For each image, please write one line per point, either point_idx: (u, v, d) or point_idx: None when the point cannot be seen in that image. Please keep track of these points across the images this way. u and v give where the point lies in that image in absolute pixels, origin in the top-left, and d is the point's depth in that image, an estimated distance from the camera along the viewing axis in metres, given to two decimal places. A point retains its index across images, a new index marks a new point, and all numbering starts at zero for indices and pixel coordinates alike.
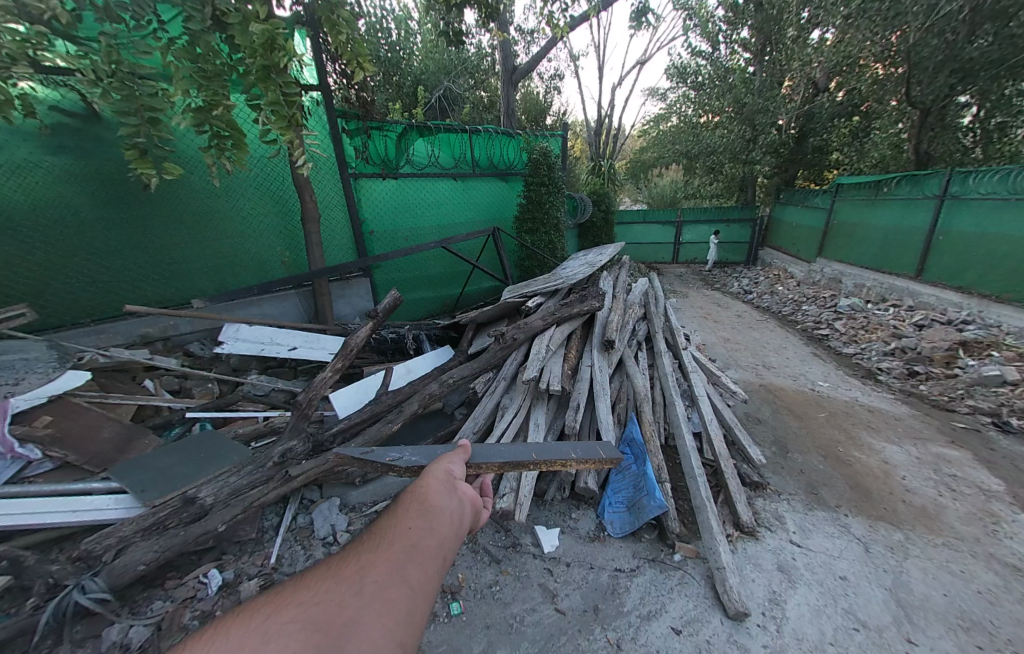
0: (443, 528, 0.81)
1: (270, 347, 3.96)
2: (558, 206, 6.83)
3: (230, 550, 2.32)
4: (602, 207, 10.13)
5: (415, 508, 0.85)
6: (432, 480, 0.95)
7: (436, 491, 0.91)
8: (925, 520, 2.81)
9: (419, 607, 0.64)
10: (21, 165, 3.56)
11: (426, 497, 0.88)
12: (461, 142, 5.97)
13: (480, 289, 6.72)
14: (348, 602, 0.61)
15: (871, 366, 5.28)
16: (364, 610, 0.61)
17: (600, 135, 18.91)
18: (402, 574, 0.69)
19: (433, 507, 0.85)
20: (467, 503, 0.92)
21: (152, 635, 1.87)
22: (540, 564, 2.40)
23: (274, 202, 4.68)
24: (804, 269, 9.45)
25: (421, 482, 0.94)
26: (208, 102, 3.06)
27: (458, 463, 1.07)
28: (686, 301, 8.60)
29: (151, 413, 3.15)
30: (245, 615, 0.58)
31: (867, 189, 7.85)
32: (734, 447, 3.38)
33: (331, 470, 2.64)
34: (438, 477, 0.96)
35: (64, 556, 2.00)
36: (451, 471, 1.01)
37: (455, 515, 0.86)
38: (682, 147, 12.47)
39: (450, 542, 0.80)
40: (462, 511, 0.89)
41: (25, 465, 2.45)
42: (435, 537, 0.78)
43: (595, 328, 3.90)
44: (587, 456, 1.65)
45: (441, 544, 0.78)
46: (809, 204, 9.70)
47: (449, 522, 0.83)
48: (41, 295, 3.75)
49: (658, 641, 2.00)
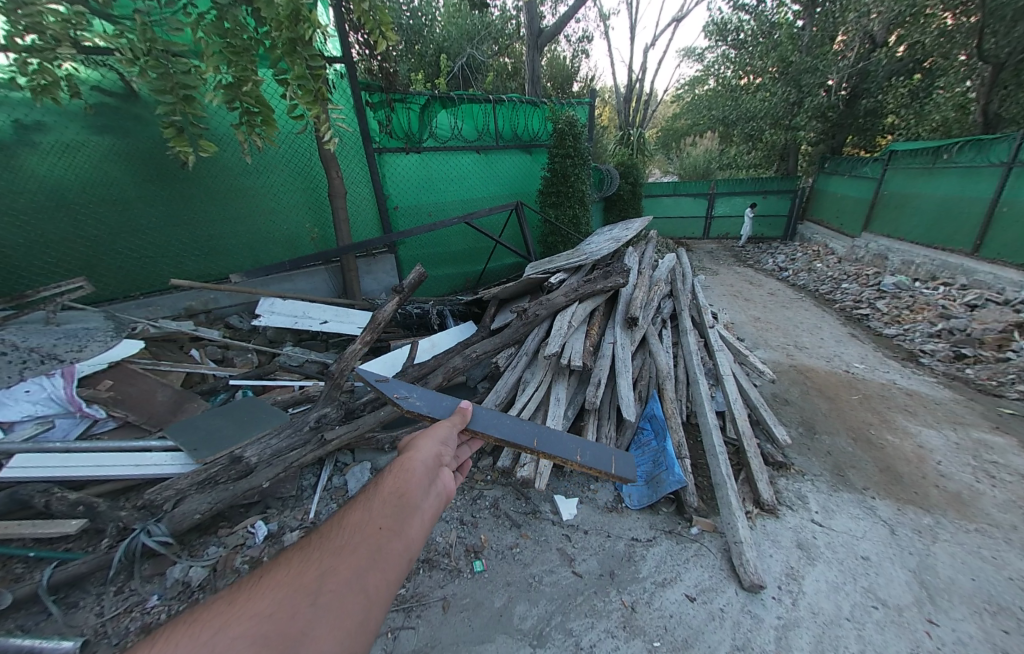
0: (418, 528, 0.88)
1: (303, 321, 4.15)
2: (584, 178, 6.61)
3: (274, 505, 2.53)
4: (630, 179, 9.72)
5: (393, 499, 0.92)
6: (417, 466, 1.03)
7: (419, 482, 0.99)
8: (958, 505, 2.73)
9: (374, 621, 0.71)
10: (70, 145, 3.76)
11: (407, 489, 0.95)
12: (485, 113, 5.83)
13: (503, 266, 6.69)
14: (299, 615, 0.67)
15: (913, 348, 5.02)
16: (318, 618, 0.68)
17: (630, 101, 17.95)
18: (363, 583, 0.75)
19: (413, 504, 0.92)
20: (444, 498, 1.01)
21: (209, 575, 2.09)
22: (559, 530, 2.50)
23: (302, 177, 4.76)
24: (847, 244, 8.89)
25: (404, 469, 1.01)
26: (238, 78, 3.10)
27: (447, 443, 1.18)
28: (716, 278, 8.31)
29: (198, 379, 3.38)
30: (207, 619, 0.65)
31: (925, 156, 7.19)
32: (758, 426, 3.34)
33: (362, 436, 2.80)
34: (425, 462, 1.06)
35: (130, 504, 2.25)
36: (437, 462, 1.09)
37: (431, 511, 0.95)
38: (719, 113, 11.73)
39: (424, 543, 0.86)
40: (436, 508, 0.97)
41: (91, 423, 2.72)
42: (408, 538, 0.85)
43: (618, 306, 3.86)
44: (597, 464, 1.46)
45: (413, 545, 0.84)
46: (856, 173, 9.01)
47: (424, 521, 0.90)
48: (96, 269, 4.04)
49: (672, 606, 2.08)
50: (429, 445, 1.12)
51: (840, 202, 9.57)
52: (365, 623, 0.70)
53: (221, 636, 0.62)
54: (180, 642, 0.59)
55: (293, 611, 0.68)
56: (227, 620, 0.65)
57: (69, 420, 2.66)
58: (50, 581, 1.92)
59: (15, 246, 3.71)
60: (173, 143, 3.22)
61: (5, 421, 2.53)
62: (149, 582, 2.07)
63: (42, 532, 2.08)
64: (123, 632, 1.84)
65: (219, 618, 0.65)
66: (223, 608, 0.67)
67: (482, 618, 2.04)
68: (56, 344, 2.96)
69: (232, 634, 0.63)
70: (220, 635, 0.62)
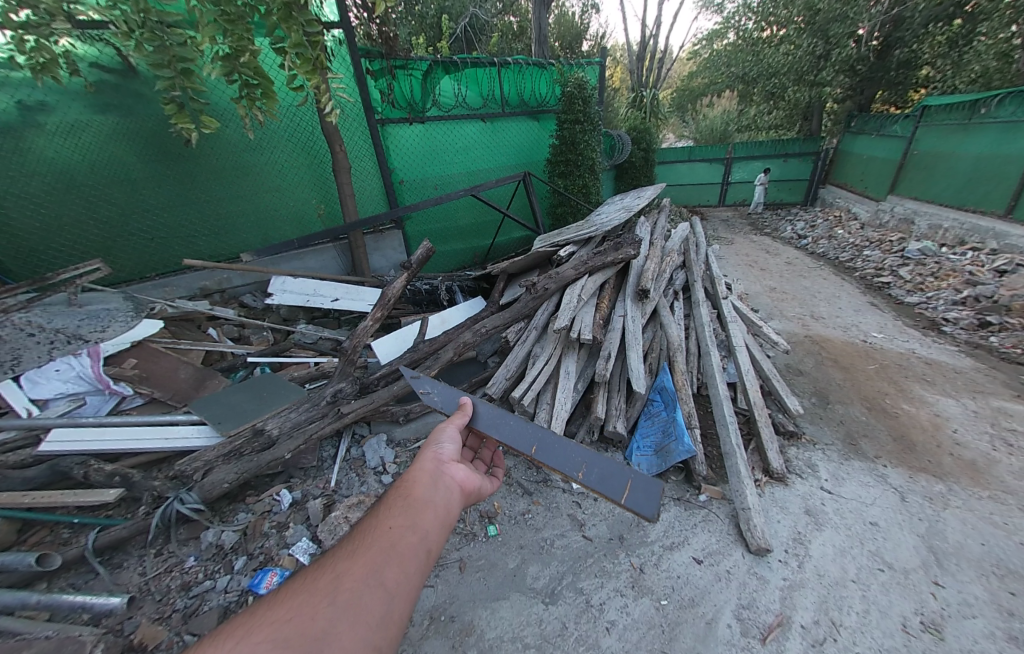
0: (423, 524, 1.01)
1: (315, 298, 4.20)
2: (593, 145, 6.37)
3: (296, 475, 2.65)
4: (642, 145, 9.30)
5: (401, 505, 1.05)
6: (419, 472, 1.17)
7: (423, 485, 1.12)
8: (972, 472, 2.72)
9: (393, 611, 0.84)
10: (73, 126, 3.74)
11: (412, 493, 1.08)
12: (490, 78, 5.60)
13: (511, 239, 6.60)
14: (322, 614, 0.80)
15: (935, 316, 4.87)
16: (339, 616, 0.80)
17: (643, 60, 16.99)
18: (379, 579, 0.88)
19: (419, 504, 1.05)
20: (450, 495, 1.14)
21: (240, 539, 2.23)
22: (569, 497, 2.58)
23: (305, 152, 4.69)
24: (871, 208, 8.49)
25: (410, 477, 1.14)
26: (234, 49, 3.00)
27: (448, 444, 1.30)
28: (731, 247, 8.06)
29: (218, 357, 3.48)
30: (232, 630, 0.76)
31: (960, 111, 6.70)
32: (771, 396, 3.32)
33: (378, 409, 2.89)
34: (427, 467, 1.19)
35: (162, 474, 2.38)
36: (440, 461, 1.22)
37: (439, 507, 1.08)
38: (738, 70, 11.04)
39: (432, 538, 1.00)
40: (443, 505, 1.10)
41: (121, 400, 2.84)
42: (415, 535, 0.97)
43: (629, 278, 3.78)
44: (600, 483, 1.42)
45: (422, 540, 0.97)
46: (884, 132, 8.50)
47: (431, 517, 1.03)
48: (112, 251, 4.11)
49: (680, 568, 2.15)
50: (430, 452, 1.24)
51: (865, 164, 9.07)
52: (385, 616, 0.83)
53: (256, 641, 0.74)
54: (229, 644, 0.73)
55: (314, 612, 0.80)
56: (265, 622, 0.78)
57: (99, 398, 2.79)
58: (95, 544, 2.07)
59: (32, 228, 3.79)
60: (175, 120, 3.19)
61: (41, 399, 2.70)
62: (185, 545, 2.21)
63: (83, 501, 2.22)
64: (165, 589, 1.99)
65: (255, 621, 0.78)
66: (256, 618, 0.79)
67: (497, 577, 2.14)
68: (80, 326, 2.99)
69: (263, 637, 0.75)
70: (254, 639, 0.74)
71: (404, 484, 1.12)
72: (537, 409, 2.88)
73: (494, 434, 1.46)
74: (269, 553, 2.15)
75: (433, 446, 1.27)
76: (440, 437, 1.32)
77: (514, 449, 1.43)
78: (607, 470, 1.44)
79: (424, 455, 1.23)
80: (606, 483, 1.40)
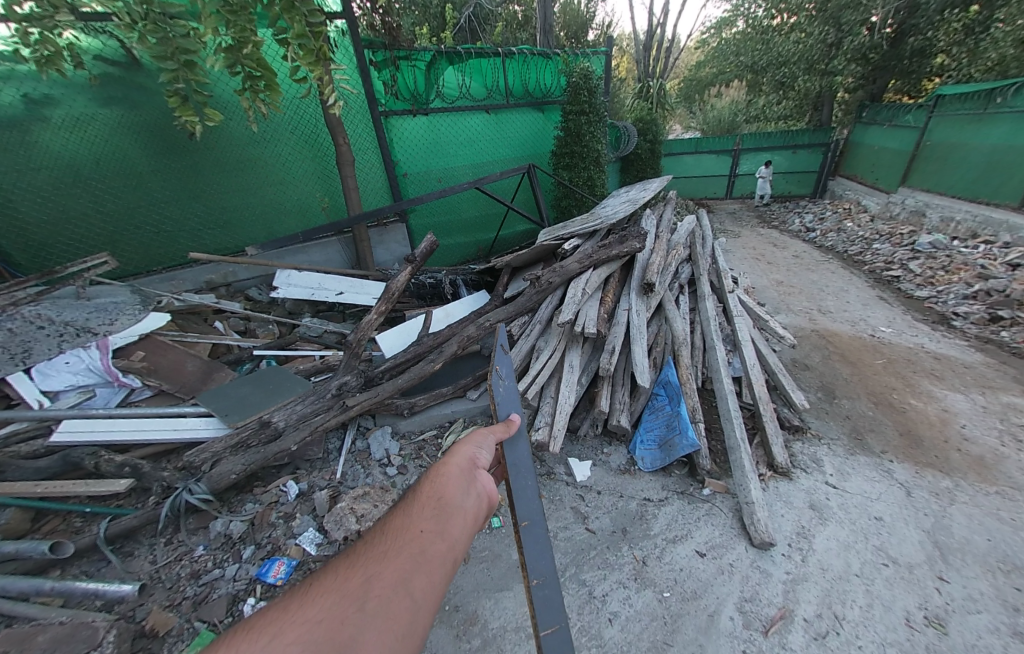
0: (455, 530, 0.90)
1: (319, 292, 4.22)
2: (598, 137, 6.29)
3: (303, 466, 2.68)
4: (648, 137, 9.19)
5: (431, 506, 0.95)
6: (451, 471, 1.06)
7: (455, 486, 1.01)
8: (980, 468, 2.70)
9: (421, 623, 0.73)
10: (79, 119, 3.75)
11: (445, 494, 0.98)
12: (494, 68, 5.53)
13: (516, 233, 6.57)
14: (349, 619, 0.70)
15: (945, 311, 4.81)
16: (366, 626, 0.70)
17: (650, 50, 16.73)
18: (407, 587, 0.78)
19: (452, 506, 0.95)
20: (482, 500, 1.03)
21: (248, 529, 2.26)
22: (572, 490, 2.59)
23: (309, 145, 4.68)
24: (881, 201, 8.34)
25: (443, 473, 1.04)
26: (237, 41, 2.97)
27: (484, 449, 1.19)
28: (737, 240, 7.98)
29: (224, 350, 3.51)
30: (252, 632, 0.67)
31: (976, 100, 6.55)
32: (776, 391, 3.30)
33: (382, 402, 2.91)
34: (460, 465, 1.08)
35: (171, 465, 2.41)
36: (475, 463, 1.12)
37: (469, 513, 0.97)
38: (747, 59, 10.85)
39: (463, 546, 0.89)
40: (475, 511, 0.99)
41: (129, 392, 2.88)
42: (448, 541, 0.87)
43: (634, 272, 3.76)
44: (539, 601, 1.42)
45: (454, 546, 0.87)
46: (896, 122, 8.32)
47: (464, 523, 0.93)
48: (119, 245, 4.14)
49: (682, 561, 2.16)
50: (465, 451, 1.14)
51: (876, 155, 8.90)
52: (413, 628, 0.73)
53: (275, 644, 0.64)
54: (250, 645, 0.64)
55: (342, 616, 0.71)
56: (289, 623, 0.68)
57: (109, 389, 2.83)
58: (107, 532, 2.11)
59: (41, 222, 3.83)
60: (179, 113, 3.18)
61: (52, 391, 2.73)
62: (195, 534, 2.25)
63: (95, 490, 2.27)
64: (175, 577, 2.03)
65: (280, 621, 0.69)
66: (275, 619, 0.69)
67: (501, 568, 2.16)
68: (89, 318, 3.07)
69: (287, 640, 0.65)
70: (277, 642, 0.65)
71: (437, 482, 1.01)
72: (541, 403, 2.88)
73: (510, 477, 1.46)
74: (277, 543, 2.19)
75: (469, 444, 1.17)
76: (477, 439, 1.21)
77: (515, 506, 1.43)
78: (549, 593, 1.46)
79: (459, 454, 1.13)
80: (546, 603, 1.44)
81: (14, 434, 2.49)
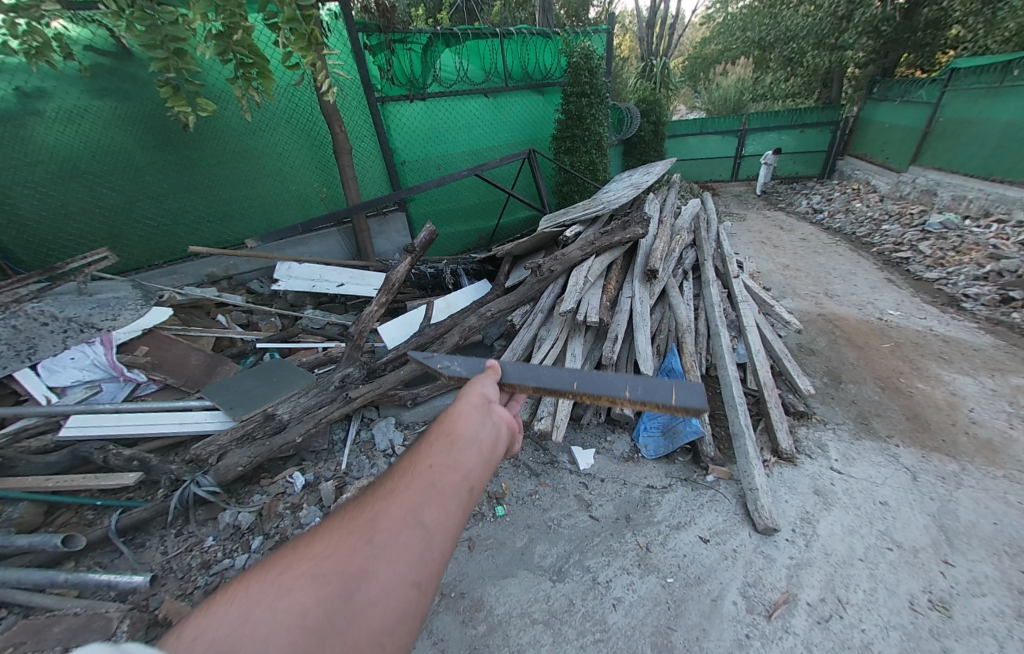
0: (470, 461, 0.80)
1: (320, 284, 4.21)
2: (601, 119, 6.14)
3: (308, 457, 2.71)
4: (652, 118, 8.96)
5: (443, 436, 0.85)
6: (465, 401, 0.94)
7: (468, 414, 0.90)
8: (988, 451, 2.67)
9: (434, 559, 0.65)
10: (73, 112, 3.70)
11: (457, 423, 0.87)
12: (492, 50, 5.39)
13: (517, 220, 6.49)
14: (356, 555, 0.64)
15: (955, 292, 4.71)
16: (374, 561, 0.63)
17: (654, 26, 16.21)
18: (420, 518, 0.70)
19: (464, 437, 0.84)
20: (503, 427, 0.92)
21: (255, 520, 2.29)
22: (576, 478, 2.60)
23: (305, 133, 4.61)
24: (891, 180, 8.13)
25: (456, 402, 0.94)
26: (227, 27, 2.89)
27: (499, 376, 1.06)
28: (744, 223, 7.85)
29: (228, 343, 3.52)
30: (259, 568, 0.62)
31: (992, 73, 6.30)
32: (781, 377, 3.27)
33: (385, 393, 2.91)
34: (474, 394, 0.96)
35: (179, 458, 2.45)
36: (489, 391, 0.99)
37: (487, 442, 0.87)
38: (754, 35, 10.50)
39: (478, 477, 0.79)
40: (493, 446, 0.88)
41: (135, 387, 2.89)
42: (461, 472, 0.78)
43: (637, 258, 3.70)
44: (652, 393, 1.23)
45: (468, 478, 0.78)
46: (909, 98, 8.04)
47: (478, 453, 0.82)
48: (119, 239, 4.13)
49: (686, 547, 2.17)
50: (479, 382, 1.02)
51: (887, 132, 8.64)
52: (426, 563, 0.65)
53: (280, 585, 0.59)
54: (254, 586, 0.59)
55: (352, 551, 0.65)
56: (290, 563, 0.63)
57: (114, 385, 2.85)
58: (118, 525, 2.14)
59: (41, 217, 3.82)
60: (172, 103, 3.14)
61: (59, 386, 2.77)
62: (204, 525, 2.29)
63: (105, 484, 2.31)
64: (186, 567, 2.07)
65: (284, 559, 0.63)
66: (284, 558, 0.64)
67: (505, 556, 2.18)
68: (92, 314, 3.05)
69: (292, 578, 0.60)
70: (285, 579, 0.60)
71: (449, 414, 0.90)
72: None
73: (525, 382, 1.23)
74: (284, 533, 2.22)
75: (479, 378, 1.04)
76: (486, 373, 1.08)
77: (553, 388, 1.24)
78: (650, 381, 1.27)
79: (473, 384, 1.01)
80: (651, 390, 1.24)
81: (23, 429, 2.52)
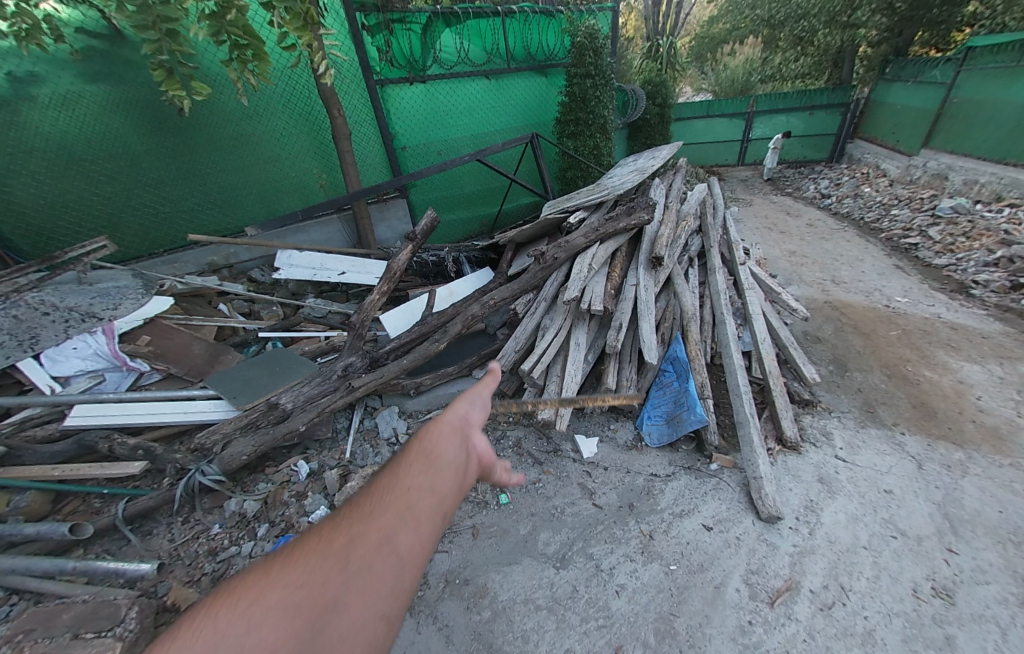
0: (447, 484, 0.74)
1: (321, 272, 4.17)
2: (605, 102, 5.99)
3: (312, 446, 2.72)
4: (657, 100, 8.73)
5: (419, 460, 0.77)
6: (441, 425, 0.86)
7: (444, 439, 0.83)
8: (994, 439, 2.65)
9: (406, 592, 0.58)
10: (66, 97, 3.63)
11: (432, 448, 0.80)
12: (494, 29, 5.24)
13: (519, 206, 6.39)
14: (318, 592, 0.55)
15: (965, 279, 4.63)
16: (341, 596, 0.55)
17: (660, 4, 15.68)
18: (393, 546, 0.62)
19: (439, 461, 0.77)
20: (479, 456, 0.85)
21: (261, 508, 2.31)
22: (579, 466, 2.59)
23: (304, 118, 4.52)
24: (902, 164, 7.93)
25: (430, 427, 0.86)
26: (220, 6, 2.79)
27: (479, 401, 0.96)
28: (750, 209, 7.70)
29: (230, 332, 3.51)
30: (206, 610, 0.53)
31: (1010, 52, 6.07)
32: (787, 365, 3.24)
33: (388, 382, 2.90)
34: (450, 420, 0.88)
35: (183, 447, 2.44)
36: (468, 417, 0.91)
37: (462, 469, 0.80)
38: (763, 13, 10.14)
39: (453, 503, 0.73)
40: (467, 467, 0.82)
41: (139, 376, 2.90)
42: (437, 496, 0.71)
43: (642, 245, 3.63)
44: None
45: (444, 503, 0.71)
46: (923, 79, 7.78)
47: (455, 479, 0.76)
48: (118, 228, 4.10)
49: (689, 535, 2.17)
50: (459, 405, 0.93)
51: (898, 114, 8.39)
52: (399, 595, 0.58)
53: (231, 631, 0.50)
54: (202, 634, 0.50)
55: (324, 578, 0.57)
56: (240, 606, 0.54)
57: (118, 374, 2.86)
58: (125, 513, 2.17)
59: (39, 205, 3.78)
60: (165, 87, 3.06)
61: (62, 376, 2.77)
62: (210, 513, 2.31)
63: (111, 473, 2.33)
64: (193, 554, 2.10)
65: (233, 601, 0.54)
66: (236, 597, 0.55)
67: (509, 543, 2.19)
68: (93, 303, 3.04)
69: (243, 620, 0.52)
70: (237, 622, 0.52)
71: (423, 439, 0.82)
72: (547, 381, 2.85)
73: None
74: (290, 521, 2.24)
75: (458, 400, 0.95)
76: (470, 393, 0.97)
77: None
78: None
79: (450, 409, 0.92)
80: None
81: (28, 419, 2.54)
